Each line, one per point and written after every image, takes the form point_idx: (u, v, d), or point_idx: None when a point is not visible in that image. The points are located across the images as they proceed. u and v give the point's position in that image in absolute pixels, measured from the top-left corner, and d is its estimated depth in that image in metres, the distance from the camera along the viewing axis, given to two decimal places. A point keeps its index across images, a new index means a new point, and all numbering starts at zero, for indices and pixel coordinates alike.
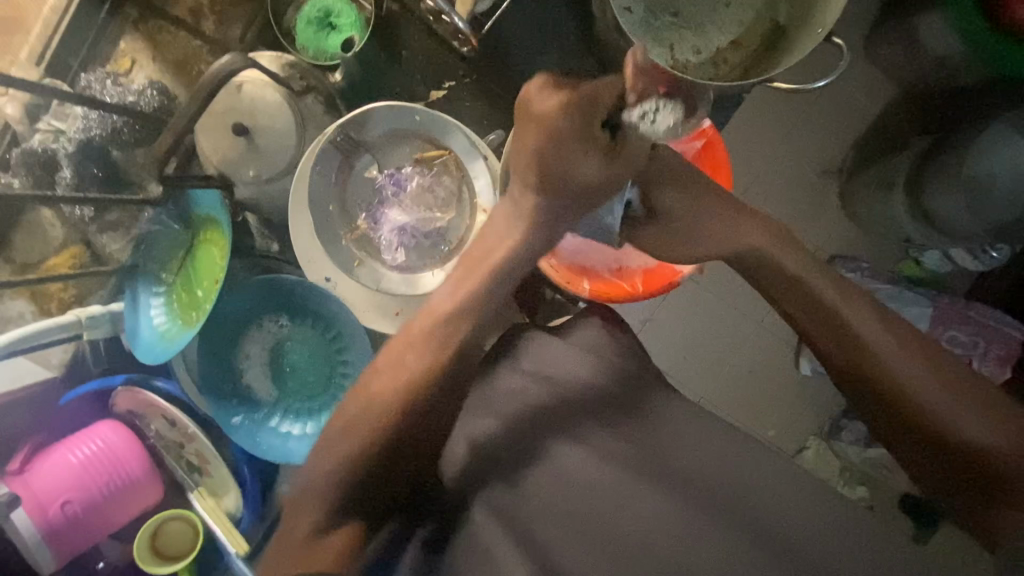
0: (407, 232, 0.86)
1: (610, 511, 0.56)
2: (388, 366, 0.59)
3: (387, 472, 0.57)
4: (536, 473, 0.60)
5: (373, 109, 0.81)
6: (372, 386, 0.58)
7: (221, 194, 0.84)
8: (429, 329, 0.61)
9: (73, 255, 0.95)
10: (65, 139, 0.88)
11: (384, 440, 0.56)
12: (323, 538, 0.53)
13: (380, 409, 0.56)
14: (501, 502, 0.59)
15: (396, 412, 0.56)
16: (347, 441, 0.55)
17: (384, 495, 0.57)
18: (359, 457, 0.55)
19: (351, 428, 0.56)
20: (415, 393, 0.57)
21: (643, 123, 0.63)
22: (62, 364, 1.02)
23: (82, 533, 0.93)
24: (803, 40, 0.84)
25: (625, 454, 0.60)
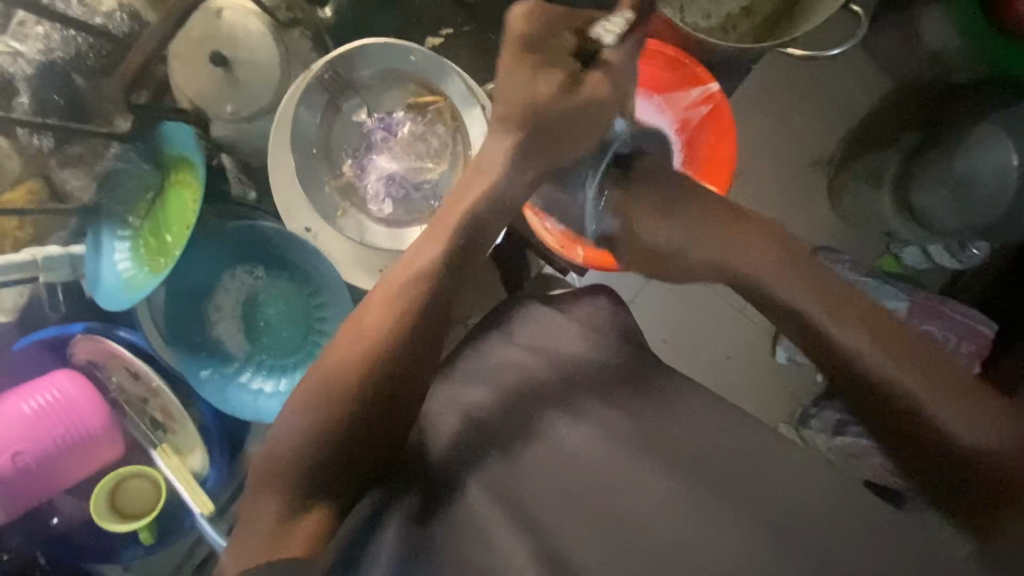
0: (395, 182, 0.82)
1: (599, 487, 0.55)
2: (349, 334, 0.57)
3: (360, 438, 0.54)
4: (528, 446, 0.58)
5: (365, 45, 0.76)
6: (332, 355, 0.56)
7: (194, 128, 0.80)
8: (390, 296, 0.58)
9: (30, 191, 0.86)
10: (23, 60, 0.80)
11: (353, 403, 0.53)
12: (298, 516, 0.52)
13: (348, 368, 0.54)
14: (495, 476, 0.57)
15: (359, 377, 0.54)
16: (316, 412, 0.53)
17: (361, 464, 0.55)
18: (329, 425, 0.53)
19: (315, 395, 0.53)
20: (384, 361, 0.55)
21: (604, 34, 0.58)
22: (16, 307, 0.93)
23: (34, 488, 0.88)
24: (819, 9, 0.81)
25: (620, 427, 0.58)
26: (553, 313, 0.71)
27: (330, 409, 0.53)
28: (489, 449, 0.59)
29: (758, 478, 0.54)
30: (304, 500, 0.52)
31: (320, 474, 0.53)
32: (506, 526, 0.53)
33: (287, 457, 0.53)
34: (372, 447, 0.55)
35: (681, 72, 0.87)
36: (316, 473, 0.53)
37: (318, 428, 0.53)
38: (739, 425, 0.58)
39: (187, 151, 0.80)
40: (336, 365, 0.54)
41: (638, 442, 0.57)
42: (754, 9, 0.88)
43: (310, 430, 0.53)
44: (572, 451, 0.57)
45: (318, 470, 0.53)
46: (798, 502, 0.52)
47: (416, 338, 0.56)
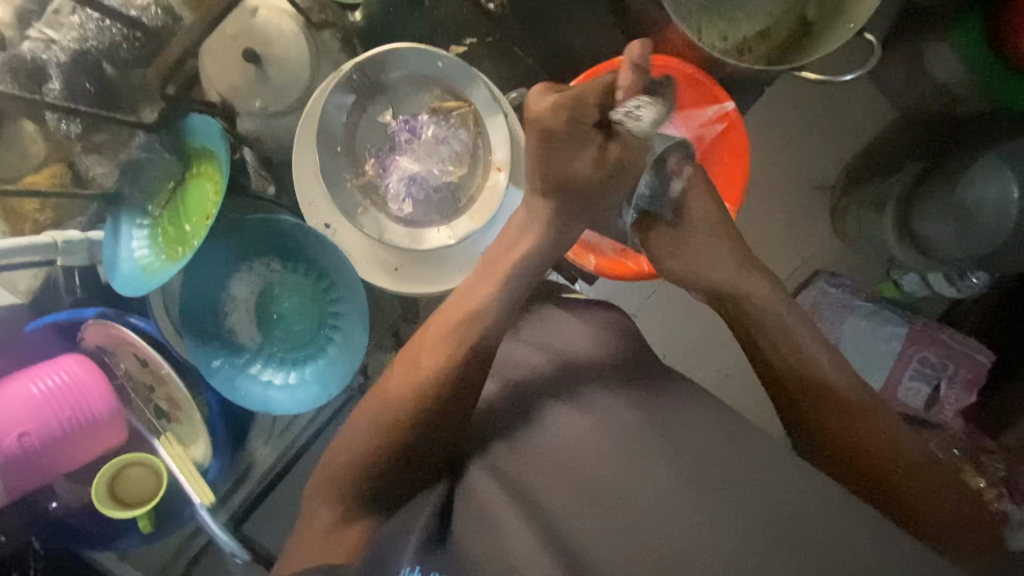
0: (417, 182, 0.84)
1: (606, 481, 0.55)
2: (404, 367, 0.62)
3: (406, 455, 0.60)
4: (535, 437, 0.60)
5: (394, 49, 0.78)
6: (391, 384, 0.62)
7: (220, 122, 0.82)
8: (445, 332, 0.63)
9: (54, 174, 0.87)
10: (57, 48, 0.82)
11: (406, 429, 0.59)
12: (345, 527, 0.57)
13: (398, 402, 0.60)
14: (504, 469, 0.59)
15: (417, 404, 0.60)
16: (369, 433, 0.59)
17: (412, 478, 0.61)
18: (387, 445, 0.59)
19: (370, 423, 0.60)
20: (430, 392, 0.60)
21: (626, 120, 0.68)
22: (29, 292, 0.97)
23: (36, 470, 0.87)
24: (834, 36, 0.83)
25: (629, 430, 0.58)
26: (566, 315, 0.73)
27: (386, 433, 0.59)
28: (499, 439, 0.62)
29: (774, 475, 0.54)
30: (357, 508, 0.58)
31: (378, 485, 0.59)
32: (513, 517, 0.54)
33: (344, 473, 0.59)
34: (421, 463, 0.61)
35: (698, 89, 0.87)
36: (370, 485, 0.59)
37: (374, 447, 0.59)
38: (753, 432, 0.58)
39: (213, 144, 0.82)
40: (397, 392, 0.61)
41: (647, 437, 0.57)
42: (770, 33, 0.91)
43: (367, 447, 0.59)
44: (576, 442, 0.58)
45: (372, 482, 0.59)
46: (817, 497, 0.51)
47: (461, 370, 0.61)
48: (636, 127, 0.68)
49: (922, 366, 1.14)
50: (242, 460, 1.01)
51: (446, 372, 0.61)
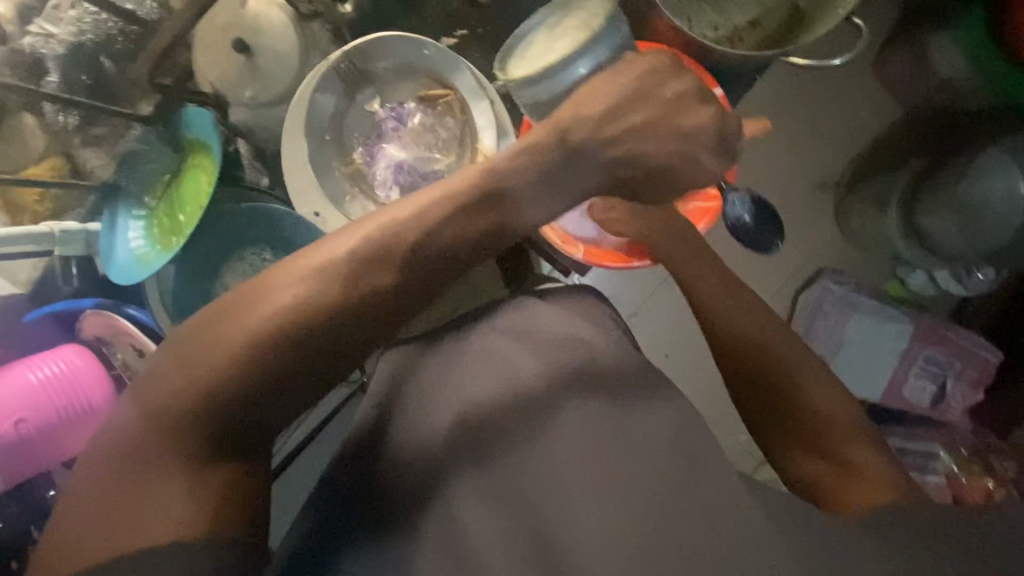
0: (404, 170, 0.83)
1: (581, 476, 0.53)
2: (315, 275, 0.50)
3: (287, 386, 0.49)
4: (526, 442, 0.56)
5: (381, 38, 0.79)
6: (288, 293, 0.49)
7: (213, 113, 0.84)
8: (369, 243, 0.51)
9: (53, 166, 0.89)
10: (55, 41, 0.84)
11: (294, 355, 0.49)
12: (204, 472, 0.48)
13: (295, 325, 0.48)
14: (479, 463, 0.56)
15: (305, 333, 0.49)
16: (250, 348, 0.48)
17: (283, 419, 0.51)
18: (254, 367, 0.48)
19: (250, 339, 0.48)
20: (332, 317, 0.50)
21: None
22: (29, 282, 0.99)
23: (34, 457, 0.89)
24: (824, 23, 0.83)
25: (598, 427, 0.57)
26: (546, 305, 0.70)
27: (265, 355, 0.48)
28: (482, 436, 0.57)
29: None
30: (216, 448, 0.48)
31: (241, 420, 0.49)
32: (490, 517, 0.53)
33: (195, 404, 0.47)
34: (301, 388, 0.50)
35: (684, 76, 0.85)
36: (228, 413, 0.48)
37: (247, 364, 0.48)
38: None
39: (206, 136, 0.83)
40: (283, 312, 0.48)
41: (616, 433, 0.56)
42: (760, 24, 0.91)
43: (242, 363, 0.48)
44: (562, 444, 0.55)
45: (237, 416, 0.48)
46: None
47: (378, 300, 0.51)
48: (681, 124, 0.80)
49: (928, 364, 1.13)
50: None
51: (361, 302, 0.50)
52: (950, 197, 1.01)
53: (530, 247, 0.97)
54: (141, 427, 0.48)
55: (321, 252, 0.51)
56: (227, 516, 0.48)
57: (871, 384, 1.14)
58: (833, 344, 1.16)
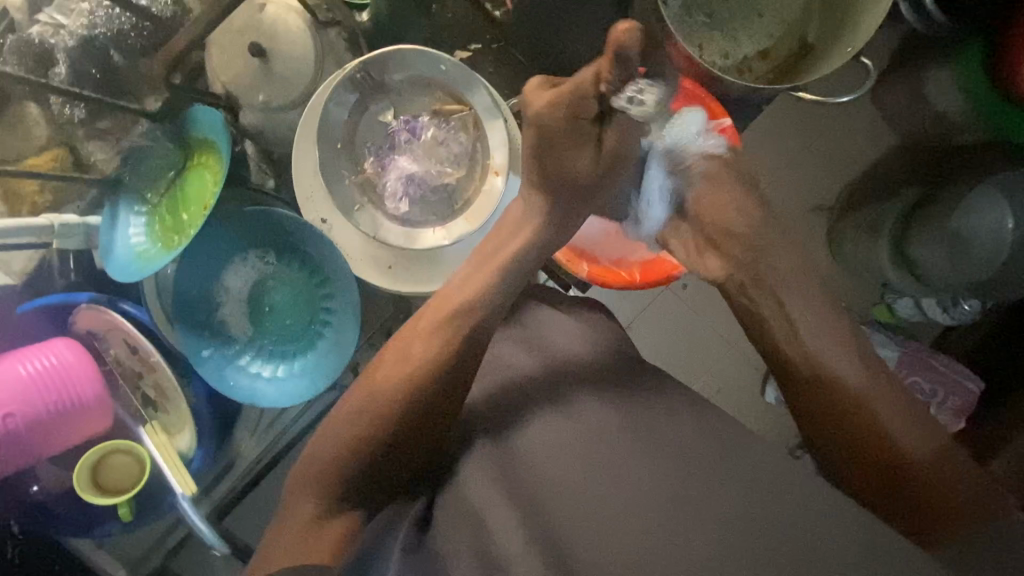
0: (415, 182, 0.85)
1: (591, 488, 0.55)
2: (397, 354, 0.65)
3: (394, 455, 0.61)
4: (524, 436, 0.60)
5: (399, 50, 0.79)
6: (380, 373, 0.64)
7: (223, 113, 0.83)
8: (437, 322, 0.66)
9: (56, 157, 0.88)
10: (66, 33, 0.83)
11: (396, 428, 0.61)
12: (327, 521, 0.59)
13: (387, 394, 0.62)
14: (492, 466, 0.59)
15: (402, 405, 0.61)
16: (359, 425, 0.61)
17: (386, 478, 0.62)
18: (364, 443, 0.60)
19: (354, 420, 0.61)
20: (422, 384, 0.62)
21: (628, 104, 0.70)
22: (23, 272, 0.95)
23: (19, 451, 0.87)
24: (832, 58, 0.85)
25: (611, 434, 0.58)
26: (556, 313, 0.73)
27: (376, 429, 0.61)
28: (483, 433, 0.63)
29: (758, 475, 0.54)
30: (334, 508, 0.59)
31: (352, 487, 0.60)
32: (504, 515, 0.55)
33: (320, 483, 0.60)
34: (404, 454, 0.62)
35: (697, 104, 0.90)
36: (348, 484, 0.60)
37: (357, 438, 0.60)
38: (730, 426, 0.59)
39: (215, 135, 0.83)
40: (381, 386, 0.62)
41: (628, 442, 0.58)
42: (771, 53, 0.92)
43: (353, 438, 0.60)
44: (558, 440, 0.59)
45: (348, 482, 0.60)
46: (791, 492, 0.52)
47: (451, 368, 0.63)
48: (634, 110, 0.71)
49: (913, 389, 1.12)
50: (227, 453, 1.02)
51: (438, 365, 0.63)
52: None
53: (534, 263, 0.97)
54: (286, 496, 0.61)
55: (400, 344, 0.65)
56: (326, 556, 0.56)
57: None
58: None
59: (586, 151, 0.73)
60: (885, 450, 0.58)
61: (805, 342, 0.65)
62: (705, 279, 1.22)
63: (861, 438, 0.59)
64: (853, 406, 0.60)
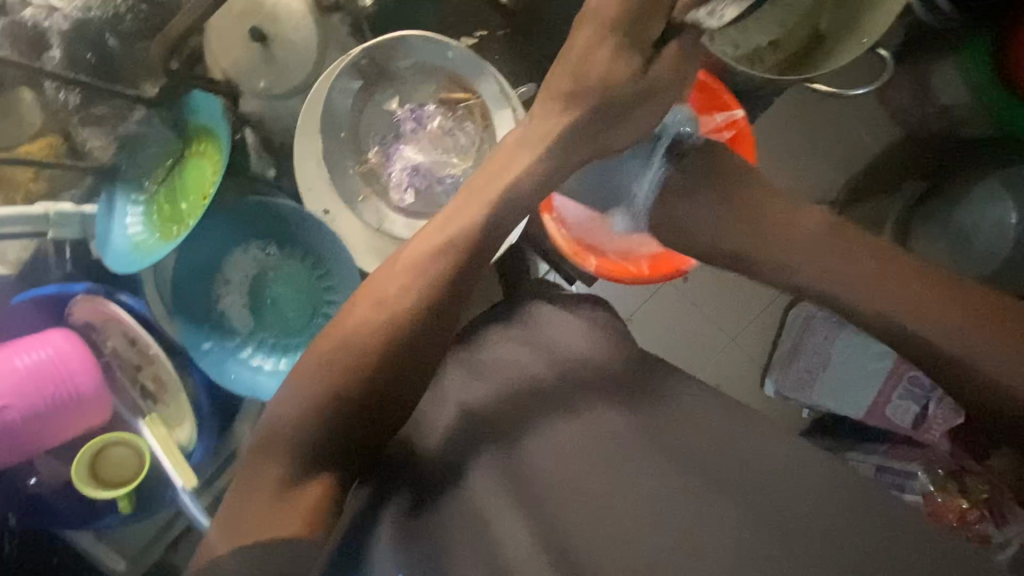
0: (420, 173, 0.82)
1: (600, 492, 0.54)
2: (368, 299, 0.59)
3: (368, 413, 0.55)
4: (531, 440, 0.59)
5: (405, 37, 0.77)
6: (351, 319, 0.58)
7: (223, 100, 0.81)
8: (412, 264, 0.61)
9: (50, 145, 0.85)
10: (60, 16, 0.81)
11: (370, 378, 0.55)
12: (299, 485, 0.52)
13: (360, 342, 0.56)
14: (496, 467, 0.58)
15: (374, 352, 0.56)
16: (325, 375, 0.55)
17: (360, 442, 0.55)
18: (335, 396, 0.54)
19: (321, 370, 0.55)
20: (396, 328, 0.57)
21: (709, 19, 0.63)
22: (17, 262, 0.92)
23: (17, 444, 0.86)
24: (845, 53, 0.83)
25: (620, 436, 0.58)
26: (558, 311, 0.72)
27: (345, 380, 0.55)
28: (486, 438, 0.60)
29: (765, 474, 0.55)
30: (308, 471, 0.52)
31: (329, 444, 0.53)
32: (512, 518, 0.54)
33: (287, 442, 0.53)
34: (378, 411, 0.55)
35: (707, 95, 0.89)
36: (319, 443, 0.53)
37: (328, 391, 0.54)
38: (738, 423, 0.59)
39: (215, 123, 0.81)
40: (351, 331, 0.57)
41: (638, 444, 0.57)
42: (781, 44, 0.91)
43: (323, 391, 0.54)
44: (568, 445, 0.57)
45: (320, 443, 0.53)
46: (796, 489, 0.54)
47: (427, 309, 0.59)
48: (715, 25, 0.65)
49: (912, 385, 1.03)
50: (230, 442, 0.99)
51: (411, 307, 0.58)
52: None
53: (529, 249, 0.96)
54: (248, 464, 0.54)
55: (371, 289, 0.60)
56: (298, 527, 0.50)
57: (852, 400, 1.10)
58: (818, 360, 1.13)
59: (633, 59, 0.64)
60: (1005, 391, 0.61)
61: (887, 312, 0.68)
62: (709, 272, 1.22)
63: (970, 388, 0.63)
64: (955, 356, 0.63)
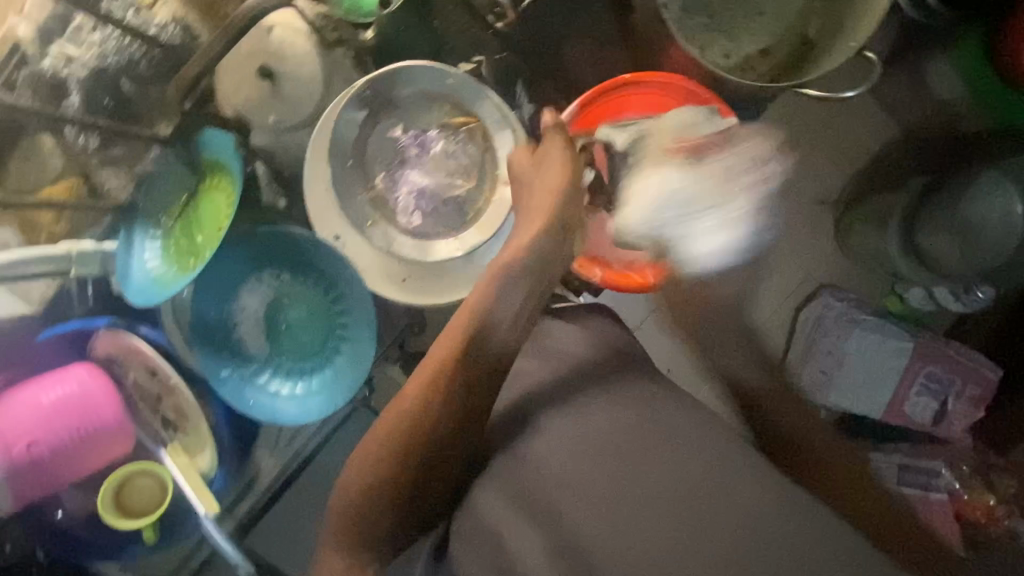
0: (426, 196, 0.85)
1: (608, 491, 0.57)
2: (417, 391, 0.60)
3: (436, 474, 0.62)
4: (537, 444, 0.63)
5: (406, 66, 0.80)
6: (404, 411, 0.59)
7: (234, 135, 0.84)
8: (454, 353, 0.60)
9: (70, 187, 0.89)
10: (77, 63, 0.84)
11: (432, 456, 0.60)
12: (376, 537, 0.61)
13: (419, 433, 0.59)
14: (509, 468, 0.63)
15: (435, 434, 0.59)
16: (388, 464, 0.59)
17: (432, 497, 0.64)
18: (404, 477, 0.59)
19: (384, 457, 0.59)
20: (447, 412, 0.59)
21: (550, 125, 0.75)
22: (42, 301, 0.95)
23: (45, 477, 0.89)
24: (835, 54, 0.85)
25: (620, 438, 0.60)
26: (561, 322, 0.75)
27: (410, 462, 0.59)
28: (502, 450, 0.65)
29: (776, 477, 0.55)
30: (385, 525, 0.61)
31: (382, 526, 0.60)
32: (524, 523, 0.59)
33: (374, 520, 0.60)
34: (440, 471, 0.62)
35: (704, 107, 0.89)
36: (396, 510, 0.60)
37: (397, 470, 0.59)
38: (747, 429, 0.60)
39: (226, 157, 0.84)
40: (406, 421, 0.59)
41: (639, 443, 0.60)
42: (772, 52, 0.93)
43: (388, 472, 0.59)
44: (565, 449, 0.61)
45: (392, 510, 0.60)
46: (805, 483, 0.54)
47: (475, 388, 0.61)
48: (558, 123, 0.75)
49: (927, 381, 1.12)
50: (247, 471, 1.02)
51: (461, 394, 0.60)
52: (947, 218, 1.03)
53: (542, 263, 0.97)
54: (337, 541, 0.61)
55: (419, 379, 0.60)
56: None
57: (868, 401, 1.14)
58: (835, 361, 1.15)
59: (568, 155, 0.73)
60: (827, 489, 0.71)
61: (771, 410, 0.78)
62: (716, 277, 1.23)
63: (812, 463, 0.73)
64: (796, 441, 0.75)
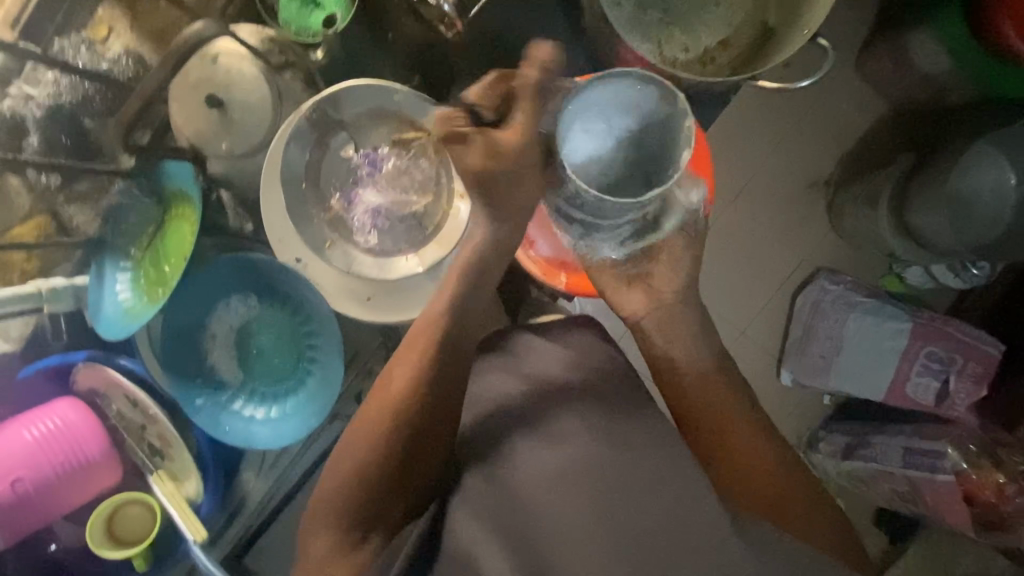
0: (381, 214, 0.85)
1: (585, 508, 0.57)
2: (381, 390, 0.65)
3: (403, 484, 0.62)
4: (514, 464, 0.62)
5: (350, 87, 0.80)
6: (370, 414, 0.64)
7: (192, 165, 0.85)
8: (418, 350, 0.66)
9: (39, 225, 0.90)
10: (35, 103, 0.85)
11: (392, 466, 0.61)
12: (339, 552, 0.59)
13: (380, 432, 0.62)
14: (485, 486, 0.61)
15: (394, 437, 0.62)
16: (352, 461, 0.62)
17: (399, 506, 0.62)
18: (368, 483, 0.61)
19: (346, 459, 0.62)
20: (405, 414, 0.62)
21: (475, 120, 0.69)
22: (21, 337, 0.97)
23: (34, 514, 0.90)
24: (791, 43, 0.83)
25: (592, 454, 0.60)
26: (541, 338, 0.74)
27: (369, 468, 0.61)
28: (476, 468, 0.63)
29: None
30: (349, 539, 0.60)
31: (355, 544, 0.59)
32: (495, 545, 0.57)
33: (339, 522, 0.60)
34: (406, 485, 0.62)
35: None
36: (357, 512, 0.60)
37: (362, 467, 0.61)
38: None
39: (187, 187, 0.85)
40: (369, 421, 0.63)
41: (609, 458, 0.60)
42: (731, 42, 0.91)
43: (349, 474, 0.61)
44: (541, 468, 0.60)
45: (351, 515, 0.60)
46: None
47: (435, 393, 0.64)
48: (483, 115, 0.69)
49: (928, 362, 1.10)
50: (234, 496, 1.02)
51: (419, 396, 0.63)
52: (942, 194, 0.98)
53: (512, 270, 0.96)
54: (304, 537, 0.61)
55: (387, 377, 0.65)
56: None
57: (869, 384, 1.12)
58: (831, 346, 1.15)
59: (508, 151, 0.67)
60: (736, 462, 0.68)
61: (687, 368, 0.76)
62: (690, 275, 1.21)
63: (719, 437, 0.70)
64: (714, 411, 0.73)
